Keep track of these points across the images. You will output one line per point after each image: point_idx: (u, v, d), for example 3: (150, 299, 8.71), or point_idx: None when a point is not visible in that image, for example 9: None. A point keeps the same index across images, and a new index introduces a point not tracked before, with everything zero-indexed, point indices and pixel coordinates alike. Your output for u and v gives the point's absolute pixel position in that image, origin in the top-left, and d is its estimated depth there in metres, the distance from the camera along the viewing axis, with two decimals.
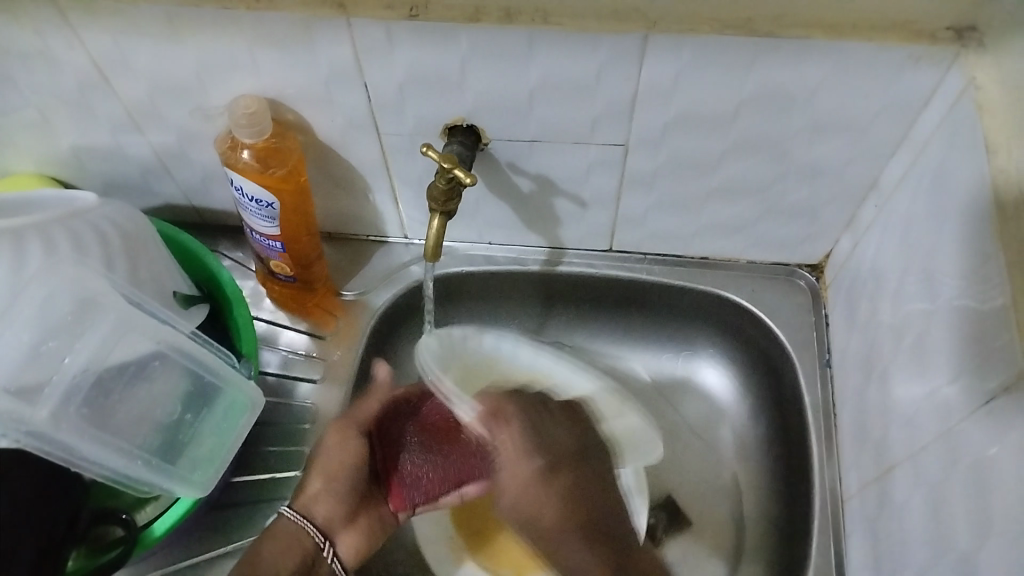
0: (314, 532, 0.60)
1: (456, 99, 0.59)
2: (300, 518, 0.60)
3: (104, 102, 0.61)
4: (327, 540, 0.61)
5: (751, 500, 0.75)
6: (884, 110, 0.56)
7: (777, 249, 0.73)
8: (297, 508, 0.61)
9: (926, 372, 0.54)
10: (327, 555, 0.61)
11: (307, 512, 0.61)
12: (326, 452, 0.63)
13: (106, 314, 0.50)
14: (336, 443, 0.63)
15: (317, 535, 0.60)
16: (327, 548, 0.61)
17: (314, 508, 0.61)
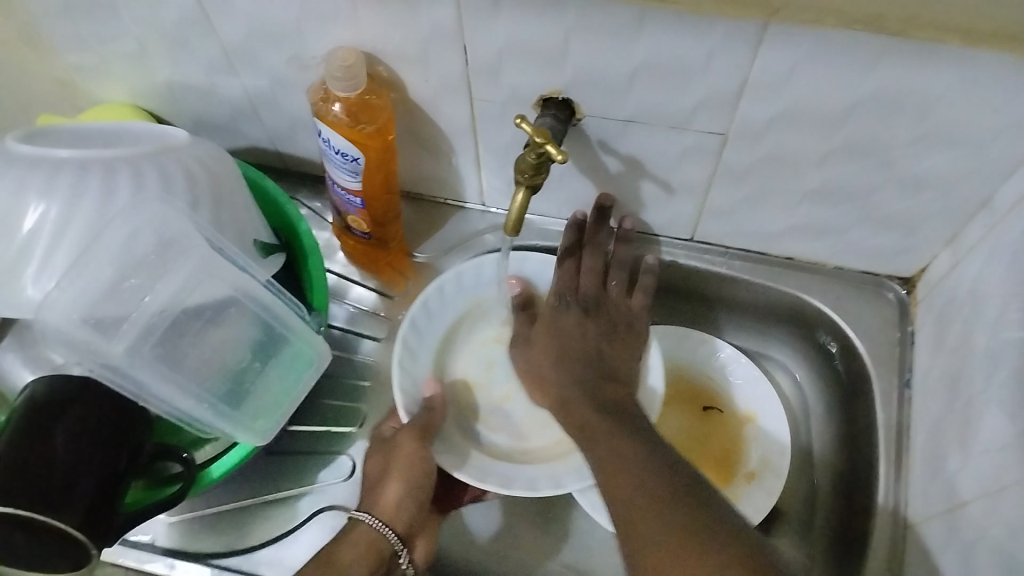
0: (390, 534, 0.59)
1: (553, 71, 0.57)
2: (380, 524, 0.59)
3: (203, 39, 0.61)
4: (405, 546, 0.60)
5: (804, 514, 0.73)
6: (1011, 126, 0.52)
7: (868, 258, 0.70)
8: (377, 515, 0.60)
9: (1018, 409, 0.51)
10: (401, 561, 0.60)
11: (386, 517, 0.60)
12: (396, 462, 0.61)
13: (188, 256, 0.50)
14: (410, 453, 0.61)
15: (397, 542, 0.59)
16: (404, 555, 0.60)
17: (394, 516, 0.60)
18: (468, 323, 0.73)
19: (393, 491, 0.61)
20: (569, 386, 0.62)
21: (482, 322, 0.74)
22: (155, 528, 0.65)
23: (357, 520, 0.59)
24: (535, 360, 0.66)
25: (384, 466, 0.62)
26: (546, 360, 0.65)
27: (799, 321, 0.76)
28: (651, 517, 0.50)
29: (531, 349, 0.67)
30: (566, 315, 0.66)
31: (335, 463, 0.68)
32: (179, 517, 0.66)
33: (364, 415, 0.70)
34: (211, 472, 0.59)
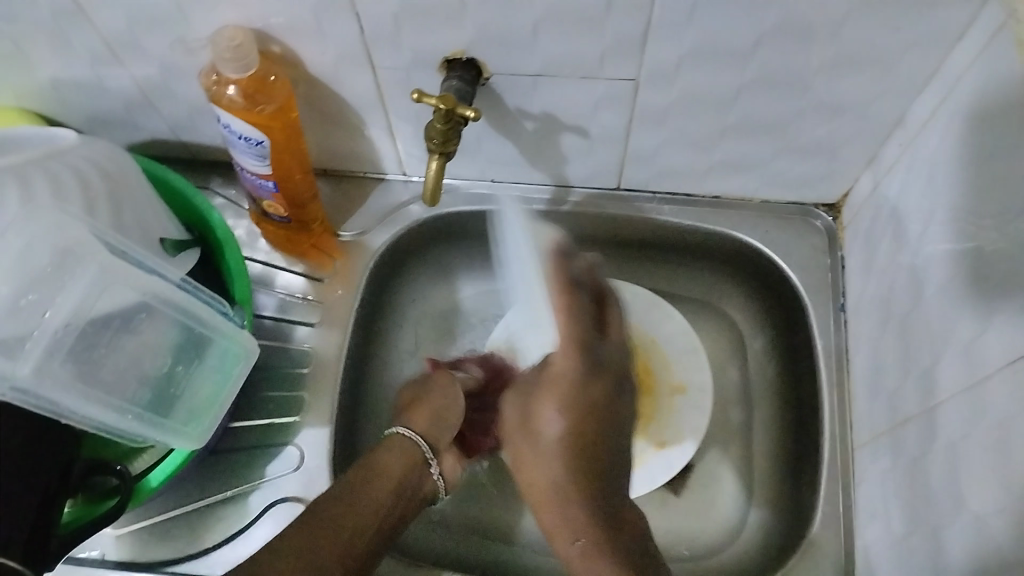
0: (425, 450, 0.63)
1: (454, 30, 0.55)
2: (413, 435, 0.63)
3: (81, 32, 0.57)
4: (434, 458, 0.64)
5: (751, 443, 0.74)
6: (916, 44, 0.52)
7: (792, 188, 0.70)
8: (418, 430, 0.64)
9: (948, 325, 0.51)
10: (432, 472, 0.64)
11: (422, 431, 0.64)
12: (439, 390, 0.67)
13: (86, 265, 0.48)
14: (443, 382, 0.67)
15: (427, 450, 0.63)
16: (434, 466, 0.64)
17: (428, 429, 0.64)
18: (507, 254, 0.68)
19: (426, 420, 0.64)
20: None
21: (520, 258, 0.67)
22: (103, 542, 0.63)
23: (396, 432, 0.63)
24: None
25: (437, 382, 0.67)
26: (616, 379, 0.64)
27: (733, 270, 0.76)
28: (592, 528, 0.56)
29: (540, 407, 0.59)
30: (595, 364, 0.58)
31: (282, 455, 0.66)
32: (127, 528, 0.64)
33: (307, 402, 0.68)
34: (150, 481, 0.56)
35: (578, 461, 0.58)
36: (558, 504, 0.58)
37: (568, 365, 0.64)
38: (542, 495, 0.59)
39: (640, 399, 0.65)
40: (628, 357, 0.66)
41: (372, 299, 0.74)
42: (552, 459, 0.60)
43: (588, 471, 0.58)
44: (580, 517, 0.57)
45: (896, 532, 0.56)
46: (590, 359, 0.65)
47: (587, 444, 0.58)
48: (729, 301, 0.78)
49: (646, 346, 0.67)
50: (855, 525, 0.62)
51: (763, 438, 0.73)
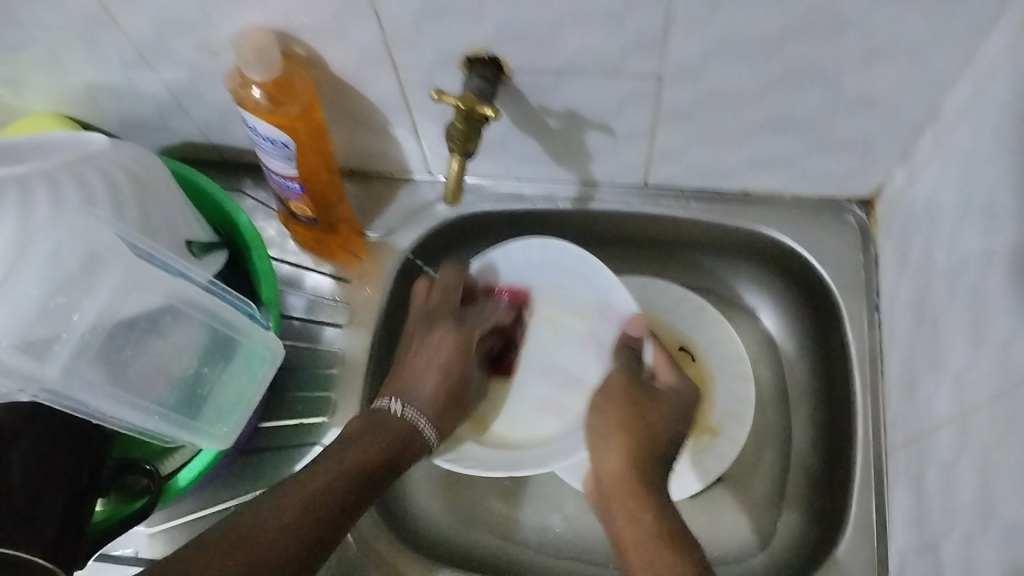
0: (413, 416, 0.59)
1: (473, 28, 0.54)
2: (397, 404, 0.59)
3: (111, 38, 0.58)
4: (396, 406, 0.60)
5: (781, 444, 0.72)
6: (946, 36, 0.50)
7: (824, 184, 0.69)
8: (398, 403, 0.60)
9: (983, 323, 0.50)
10: (395, 411, 0.59)
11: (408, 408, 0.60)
12: (427, 356, 0.62)
13: (111, 269, 0.49)
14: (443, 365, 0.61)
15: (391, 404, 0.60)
16: (394, 407, 0.59)
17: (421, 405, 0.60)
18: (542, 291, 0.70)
19: (427, 378, 0.61)
20: (643, 463, 0.56)
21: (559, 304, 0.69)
22: (136, 540, 0.64)
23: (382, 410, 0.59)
24: (652, 416, 0.57)
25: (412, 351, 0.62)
26: (656, 413, 0.58)
27: (767, 269, 0.75)
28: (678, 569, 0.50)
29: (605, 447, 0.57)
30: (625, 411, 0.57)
31: (310, 455, 0.67)
32: (159, 527, 0.64)
33: (334, 402, 0.68)
34: (178, 480, 0.57)
35: (636, 551, 0.53)
36: (641, 537, 0.53)
37: (624, 395, 0.58)
38: (631, 520, 0.54)
39: (688, 425, 0.59)
40: (669, 396, 0.59)
41: (399, 299, 0.74)
42: (622, 493, 0.55)
43: (656, 525, 0.53)
44: (673, 565, 0.51)
45: (931, 536, 0.54)
46: (630, 396, 0.58)
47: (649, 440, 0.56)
48: (764, 301, 0.76)
49: (683, 384, 0.60)
50: (889, 528, 0.61)
51: (796, 438, 0.71)
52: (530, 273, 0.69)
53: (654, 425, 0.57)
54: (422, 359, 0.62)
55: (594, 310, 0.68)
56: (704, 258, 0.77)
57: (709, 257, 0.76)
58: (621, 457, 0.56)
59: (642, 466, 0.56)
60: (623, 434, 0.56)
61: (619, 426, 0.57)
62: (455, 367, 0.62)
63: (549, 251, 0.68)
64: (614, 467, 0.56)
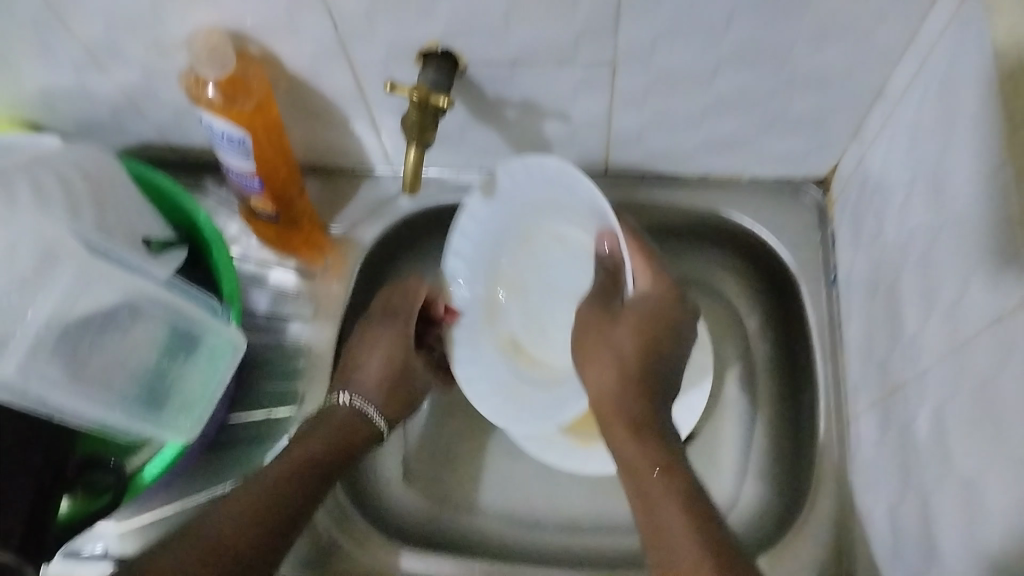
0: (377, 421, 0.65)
1: (425, 19, 0.55)
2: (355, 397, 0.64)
3: (62, 40, 0.58)
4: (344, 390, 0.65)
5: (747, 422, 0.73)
6: (888, 13, 0.51)
7: (780, 165, 0.70)
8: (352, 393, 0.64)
9: (932, 294, 0.51)
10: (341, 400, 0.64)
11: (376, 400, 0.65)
12: (369, 351, 0.66)
13: (66, 266, 0.49)
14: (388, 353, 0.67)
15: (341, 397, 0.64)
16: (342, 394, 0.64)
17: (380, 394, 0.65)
18: (524, 224, 0.71)
19: (372, 369, 0.66)
20: (615, 386, 0.57)
21: (544, 227, 0.71)
22: (106, 537, 0.63)
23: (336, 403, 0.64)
24: (619, 343, 0.58)
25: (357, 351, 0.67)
26: (625, 335, 0.58)
27: (728, 250, 0.76)
28: (666, 501, 0.51)
29: (589, 372, 0.59)
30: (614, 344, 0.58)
31: (280, 448, 0.67)
32: (129, 523, 0.64)
33: (302, 396, 0.68)
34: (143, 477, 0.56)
35: (630, 479, 0.54)
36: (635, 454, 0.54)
37: (592, 325, 0.61)
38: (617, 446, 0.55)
39: (672, 333, 0.58)
40: (638, 309, 0.59)
41: (365, 291, 0.75)
42: (610, 414, 0.56)
43: (642, 454, 0.54)
44: (662, 497, 0.51)
45: (891, 502, 0.56)
46: (596, 333, 0.60)
47: (640, 355, 0.57)
48: (727, 280, 0.77)
49: (661, 292, 0.59)
50: (853, 497, 0.62)
51: (762, 415, 0.72)
52: (492, 237, 0.71)
53: (624, 353, 0.57)
54: (365, 363, 0.66)
55: (588, 217, 0.65)
56: (665, 241, 0.78)
57: (669, 238, 0.77)
58: (610, 377, 0.57)
59: (621, 391, 0.56)
60: (599, 365, 0.58)
61: (599, 357, 0.59)
62: (403, 356, 0.67)
63: (534, 171, 0.65)
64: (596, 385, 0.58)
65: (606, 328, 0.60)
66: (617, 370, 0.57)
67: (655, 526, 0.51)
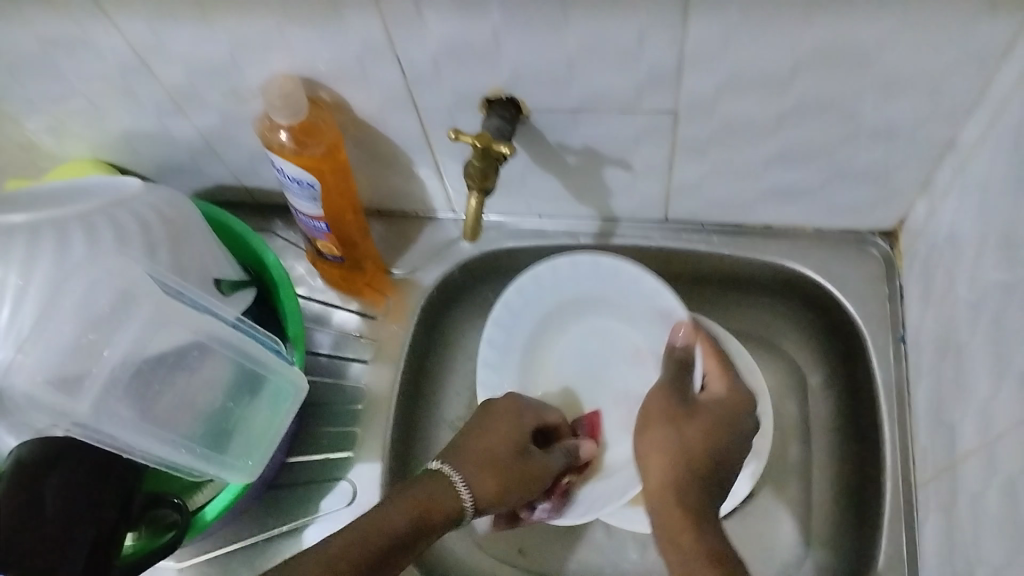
0: (464, 496, 0.56)
1: (492, 69, 0.56)
2: (464, 489, 0.57)
3: (147, 86, 0.61)
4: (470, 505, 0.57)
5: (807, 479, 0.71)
6: (959, 65, 0.51)
7: (846, 216, 0.69)
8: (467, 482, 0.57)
9: (1005, 351, 0.49)
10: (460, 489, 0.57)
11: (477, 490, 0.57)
12: (494, 421, 0.61)
13: (141, 307, 0.51)
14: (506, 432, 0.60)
15: (466, 500, 0.56)
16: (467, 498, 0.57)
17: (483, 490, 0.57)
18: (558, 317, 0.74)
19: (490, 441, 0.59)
20: (681, 475, 0.56)
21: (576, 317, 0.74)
22: (166, 574, 0.65)
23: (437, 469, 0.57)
24: (687, 435, 0.58)
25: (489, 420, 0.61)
26: (692, 427, 0.58)
27: (792, 300, 0.74)
28: None
29: (643, 445, 0.59)
30: (680, 438, 0.58)
31: (335, 490, 0.67)
32: (189, 562, 0.66)
33: (360, 437, 0.69)
34: (205, 514, 0.58)
35: (683, 572, 0.52)
36: (684, 540, 0.54)
37: (655, 414, 0.60)
38: (675, 539, 0.54)
39: (737, 433, 0.58)
40: (710, 409, 0.59)
41: (426, 334, 0.76)
42: (665, 500, 0.56)
43: (699, 548, 0.53)
44: None
45: (961, 569, 0.53)
46: (663, 431, 0.58)
47: (710, 454, 0.57)
48: (792, 333, 0.76)
49: (732, 391, 0.60)
50: (920, 562, 0.59)
51: (824, 472, 0.70)
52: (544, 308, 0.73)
53: (689, 442, 0.57)
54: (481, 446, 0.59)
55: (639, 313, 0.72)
56: (726, 291, 0.77)
57: (733, 288, 0.76)
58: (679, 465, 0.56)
59: (681, 484, 0.56)
60: (662, 459, 0.57)
61: (660, 450, 0.58)
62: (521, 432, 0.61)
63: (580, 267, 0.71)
64: (654, 481, 0.57)
65: (670, 416, 0.59)
66: (677, 461, 0.57)
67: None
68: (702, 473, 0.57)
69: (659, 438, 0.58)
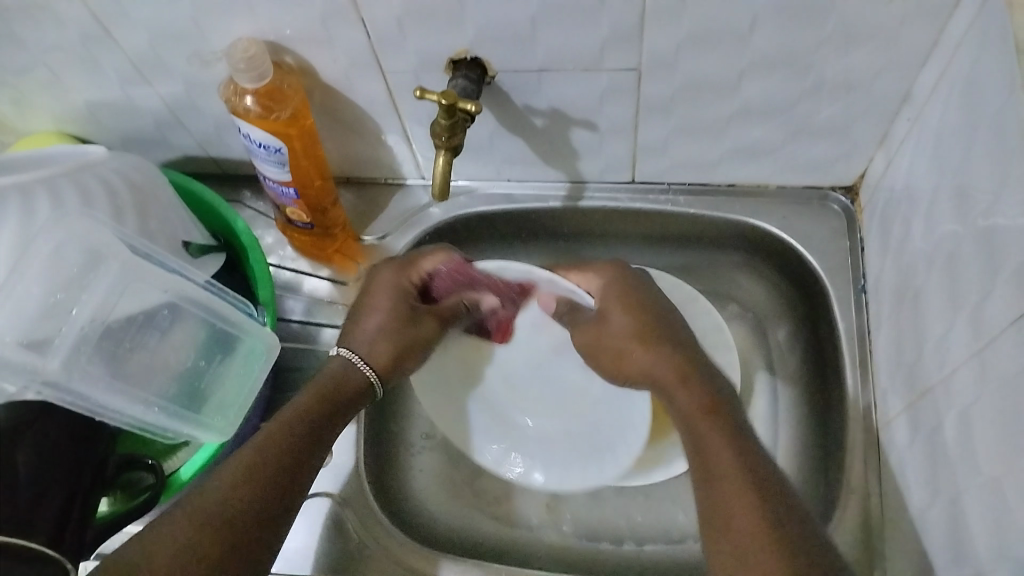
0: (366, 370, 0.62)
1: (455, 29, 0.56)
2: (356, 356, 0.62)
3: (109, 54, 0.61)
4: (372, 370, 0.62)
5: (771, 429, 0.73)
6: (909, 17, 0.52)
7: (807, 172, 0.70)
8: (358, 350, 0.63)
9: (957, 293, 0.51)
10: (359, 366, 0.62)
11: (362, 350, 0.63)
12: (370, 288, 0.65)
13: (111, 263, 0.51)
14: (388, 325, 0.64)
15: (367, 368, 0.62)
16: (360, 360, 0.62)
17: (370, 351, 0.63)
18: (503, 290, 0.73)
19: (374, 321, 0.64)
20: (659, 356, 0.59)
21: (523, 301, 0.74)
22: None
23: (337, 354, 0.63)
24: (614, 327, 0.63)
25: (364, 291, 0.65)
26: (631, 340, 0.61)
27: (757, 257, 0.76)
28: (727, 452, 0.51)
29: (612, 357, 0.63)
30: (622, 337, 0.62)
31: None
32: None
33: None
34: (181, 475, 0.58)
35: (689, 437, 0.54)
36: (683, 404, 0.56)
37: (590, 342, 0.65)
38: (672, 394, 0.57)
39: (638, 294, 0.64)
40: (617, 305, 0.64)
41: None
42: (657, 376, 0.58)
43: (693, 402, 0.55)
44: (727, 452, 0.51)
45: (920, 504, 0.55)
46: (616, 344, 0.62)
47: (670, 344, 0.60)
48: (757, 290, 0.77)
49: (608, 274, 0.65)
50: (881, 501, 0.61)
51: (790, 423, 0.72)
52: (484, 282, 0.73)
53: (632, 349, 0.61)
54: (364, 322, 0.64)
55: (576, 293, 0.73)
56: (693, 249, 0.78)
57: (698, 246, 0.78)
58: (647, 358, 0.60)
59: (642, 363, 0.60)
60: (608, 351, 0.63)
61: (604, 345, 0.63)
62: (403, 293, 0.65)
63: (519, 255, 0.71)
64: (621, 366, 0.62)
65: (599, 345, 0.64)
66: (644, 344, 0.60)
67: (703, 458, 0.52)
68: (658, 340, 0.60)
69: (607, 337, 0.63)
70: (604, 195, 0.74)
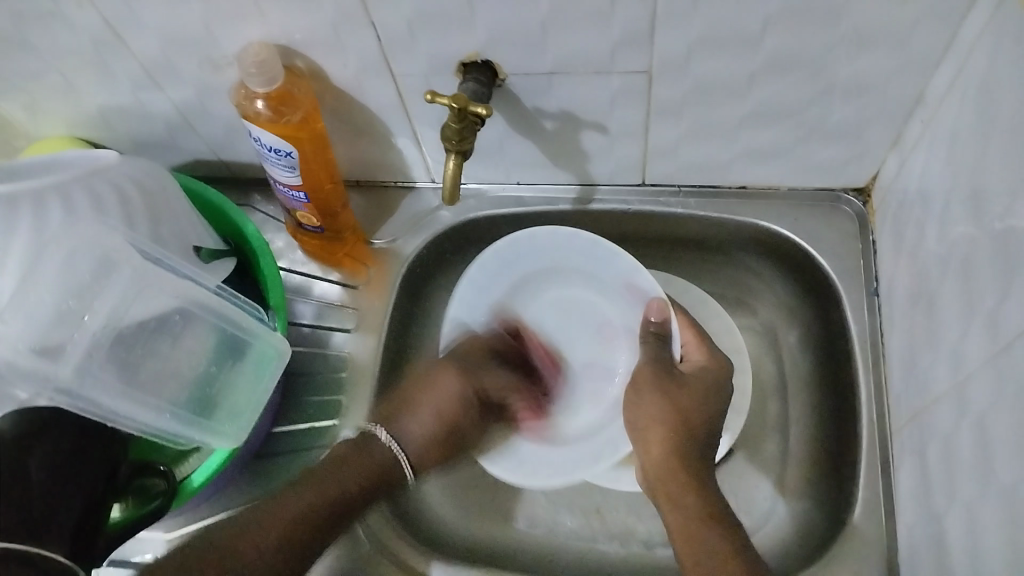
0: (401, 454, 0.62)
1: (464, 34, 0.56)
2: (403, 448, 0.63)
3: (121, 60, 0.61)
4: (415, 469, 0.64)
5: (780, 432, 0.73)
6: (923, 18, 0.51)
7: (819, 174, 0.70)
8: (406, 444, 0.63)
9: (973, 296, 0.50)
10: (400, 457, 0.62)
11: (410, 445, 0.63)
12: (430, 380, 0.65)
13: (121, 270, 0.52)
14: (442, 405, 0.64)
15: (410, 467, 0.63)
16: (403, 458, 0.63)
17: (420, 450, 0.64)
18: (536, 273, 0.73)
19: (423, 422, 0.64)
20: (684, 443, 0.59)
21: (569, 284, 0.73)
22: (155, 546, 0.66)
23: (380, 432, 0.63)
24: (685, 407, 0.60)
25: (419, 384, 0.65)
26: (681, 395, 0.60)
27: (767, 261, 0.75)
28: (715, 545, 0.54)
29: (647, 415, 0.61)
30: (659, 418, 0.60)
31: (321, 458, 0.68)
32: (177, 533, 0.66)
33: (343, 406, 0.70)
34: (192, 482, 0.58)
35: (681, 523, 0.56)
36: (687, 501, 0.57)
37: (650, 380, 0.62)
38: (676, 499, 0.57)
39: (721, 395, 0.61)
40: (698, 375, 0.62)
41: (407, 303, 0.76)
42: (675, 472, 0.58)
43: (699, 505, 0.56)
44: (712, 544, 0.54)
45: (934, 508, 0.55)
46: (649, 405, 0.61)
47: (703, 430, 0.60)
48: (768, 294, 0.77)
49: (711, 359, 0.63)
50: (893, 505, 0.61)
51: (801, 427, 0.72)
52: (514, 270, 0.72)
53: (682, 417, 0.59)
54: (424, 395, 0.65)
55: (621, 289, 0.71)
56: (704, 254, 0.78)
57: (709, 250, 0.78)
58: (669, 445, 0.59)
59: (683, 451, 0.58)
60: (656, 429, 0.60)
61: (656, 420, 0.60)
62: (468, 391, 0.66)
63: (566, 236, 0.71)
64: (658, 462, 0.59)
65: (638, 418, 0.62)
66: (683, 442, 0.59)
67: (693, 547, 0.54)
68: (698, 437, 0.59)
69: (639, 408, 0.62)
70: (615, 198, 0.74)
